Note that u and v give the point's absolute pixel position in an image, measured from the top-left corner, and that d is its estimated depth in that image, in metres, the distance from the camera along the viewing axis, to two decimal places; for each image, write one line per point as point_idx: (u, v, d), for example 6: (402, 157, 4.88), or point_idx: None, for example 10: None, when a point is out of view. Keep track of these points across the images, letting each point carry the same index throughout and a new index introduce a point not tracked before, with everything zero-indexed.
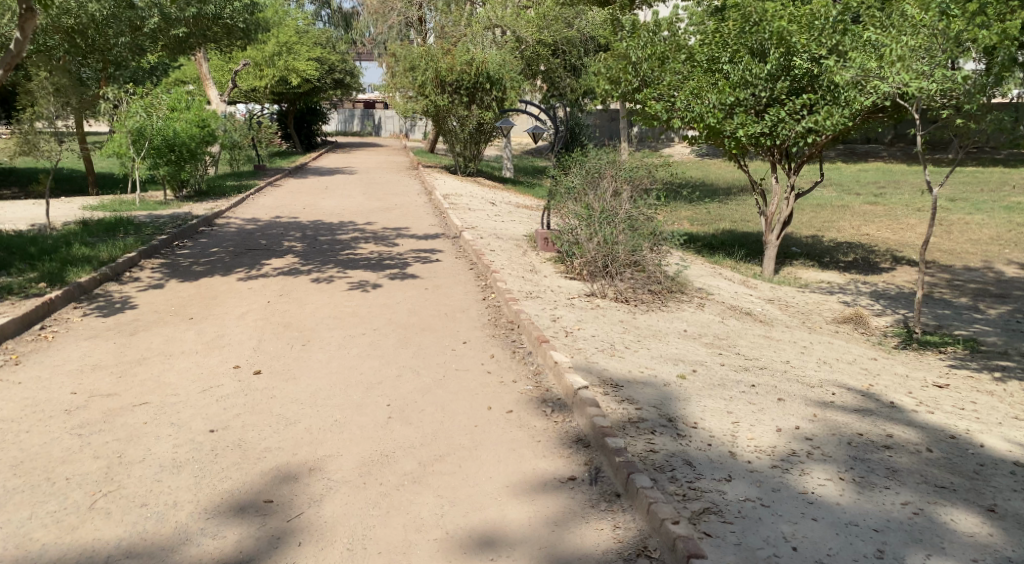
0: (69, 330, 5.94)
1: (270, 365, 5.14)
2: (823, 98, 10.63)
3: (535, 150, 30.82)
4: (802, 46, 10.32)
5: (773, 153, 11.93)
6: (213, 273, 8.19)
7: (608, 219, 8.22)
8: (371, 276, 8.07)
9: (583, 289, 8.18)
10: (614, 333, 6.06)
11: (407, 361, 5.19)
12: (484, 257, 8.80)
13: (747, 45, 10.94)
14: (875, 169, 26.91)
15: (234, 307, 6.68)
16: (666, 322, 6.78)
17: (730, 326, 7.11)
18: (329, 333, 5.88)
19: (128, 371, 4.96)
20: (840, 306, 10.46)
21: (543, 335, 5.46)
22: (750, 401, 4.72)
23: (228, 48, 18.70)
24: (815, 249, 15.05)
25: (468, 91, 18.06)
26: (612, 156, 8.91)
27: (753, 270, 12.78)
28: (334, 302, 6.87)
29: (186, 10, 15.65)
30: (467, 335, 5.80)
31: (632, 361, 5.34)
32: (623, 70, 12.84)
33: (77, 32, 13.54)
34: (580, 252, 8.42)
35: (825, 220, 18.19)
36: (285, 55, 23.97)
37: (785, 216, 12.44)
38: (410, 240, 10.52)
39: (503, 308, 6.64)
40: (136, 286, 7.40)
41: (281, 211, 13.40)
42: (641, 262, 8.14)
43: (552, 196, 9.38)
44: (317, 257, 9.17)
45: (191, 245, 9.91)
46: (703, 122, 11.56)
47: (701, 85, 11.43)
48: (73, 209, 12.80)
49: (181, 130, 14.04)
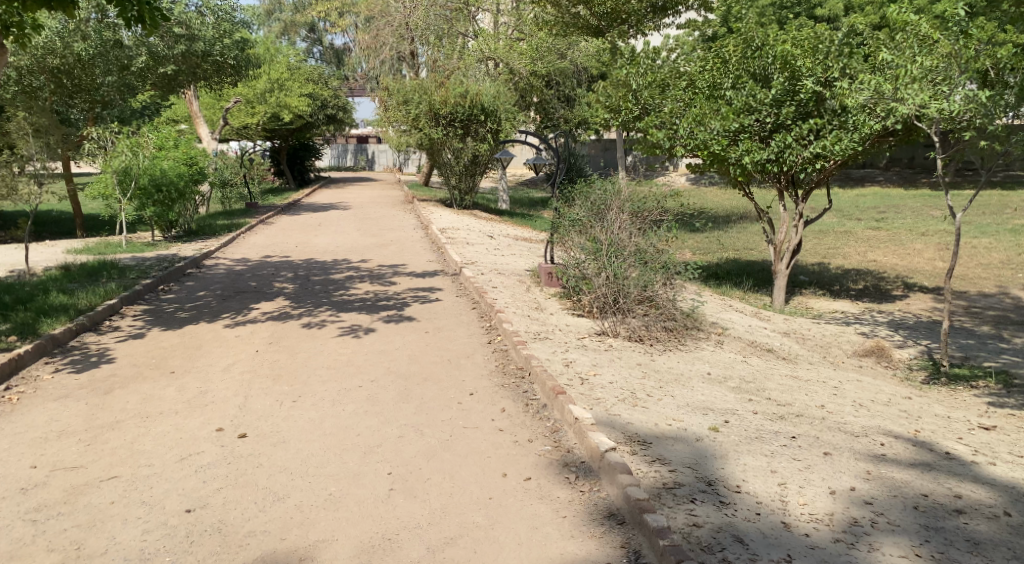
0: (37, 389, 5.42)
1: (257, 427, 4.62)
2: (829, 122, 10.31)
3: (530, 181, 30.58)
4: (807, 70, 10.05)
5: (780, 180, 11.54)
6: (199, 319, 7.70)
7: (616, 252, 7.78)
8: (366, 319, 7.58)
9: (593, 328, 7.70)
10: (633, 379, 5.56)
11: (408, 419, 4.67)
12: (486, 295, 8.34)
13: (749, 70, 10.70)
14: (872, 193, 26.72)
15: (219, 359, 6.16)
16: (686, 364, 6.28)
17: (753, 366, 6.63)
18: (322, 387, 5.35)
19: (99, 438, 4.44)
20: (858, 337, 10.01)
21: (558, 385, 4.96)
22: (793, 457, 4.22)
23: (218, 84, 17.94)
24: (823, 277, 14.67)
25: (463, 124, 17.71)
26: (616, 185, 8.50)
27: (762, 301, 12.35)
28: (328, 350, 6.36)
29: (174, 47, 15.30)
30: (474, 386, 5.28)
31: (657, 412, 4.84)
32: (623, 98, 12.48)
33: (62, 72, 13.90)
34: (589, 287, 7.97)
35: (829, 247, 17.85)
36: (276, 92, 23.78)
37: (794, 244, 12.05)
38: (407, 277, 10.07)
39: (510, 353, 6.14)
40: (115, 336, 6.92)
41: (273, 250, 12.97)
42: (653, 298, 7.64)
43: (555, 230, 8.95)
44: (309, 299, 8.69)
45: (177, 289, 9.44)
46: (706, 149, 11.06)
47: (703, 112, 10.96)
48: (56, 253, 12.34)
49: (169, 168, 13.62)
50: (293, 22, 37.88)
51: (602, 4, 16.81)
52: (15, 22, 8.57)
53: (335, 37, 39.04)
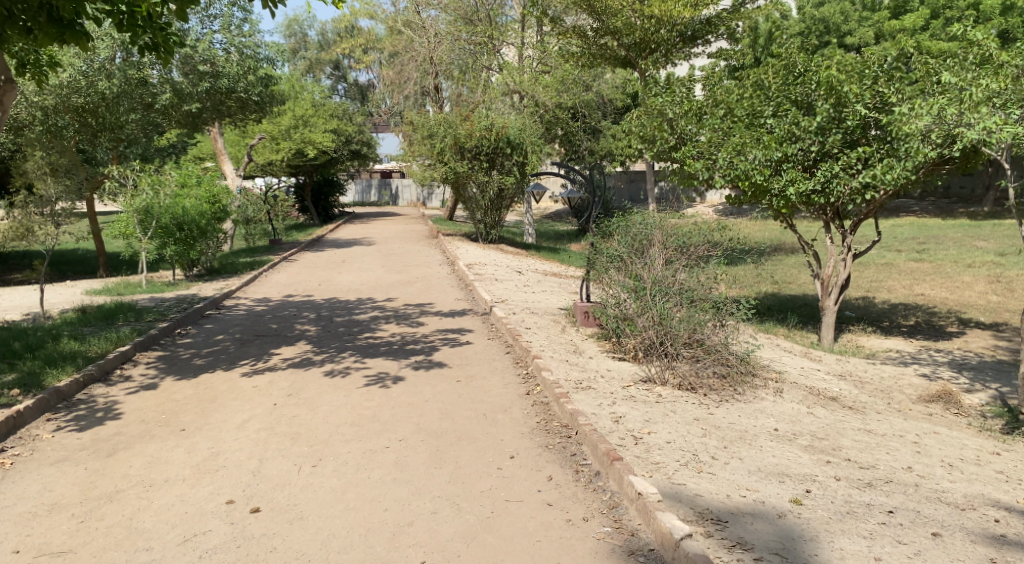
0: (34, 451, 4.94)
1: (272, 498, 4.08)
2: (878, 151, 9.70)
3: (555, 214, 30.21)
4: (854, 96, 9.47)
5: (826, 212, 10.86)
6: (216, 367, 7.20)
7: (661, 291, 7.23)
8: (392, 366, 7.02)
9: (638, 374, 7.09)
10: (693, 438, 4.95)
11: (442, 489, 4.10)
12: (520, 337, 7.78)
13: (791, 96, 10.14)
14: (908, 223, 25.91)
15: (234, 414, 5.64)
16: (749, 418, 5.63)
17: (821, 419, 5.97)
18: (346, 448, 4.80)
19: (94, 514, 3.94)
20: (920, 380, 9.26)
21: (612, 449, 4.38)
22: (899, 539, 3.58)
23: (243, 120, 17.79)
24: (870, 313, 13.94)
25: (488, 157, 17.35)
26: (658, 217, 7.95)
27: (809, 339, 11.66)
28: (352, 403, 5.81)
29: (199, 85, 15.00)
30: (514, 447, 4.71)
31: (727, 481, 4.24)
32: (658, 127, 11.71)
33: (86, 110, 13.65)
34: (631, 330, 7.41)
35: (871, 280, 17.09)
36: (302, 128, 23.64)
37: (842, 278, 11.40)
38: (435, 318, 9.56)
39: (552, 407, 5.56)
40: (126, 388, 6.45)
41: (295, 289, 12.57)
42: (704, 342, 6.97)
43: (593, 266, 8.40)
44: (332, 343, 8.16)
45: (194, 332, 9.00)
46: (748, 180, 10.43)
47: (743, 141, 10.32)
48: (75, 295, 12.07)
49: (191, 207, 13.40)
50: (318, 60, 38.33)
51: (630, 35, 16.16)
52: (32, 59, 8.37)
53: (359, 74, 39.15)
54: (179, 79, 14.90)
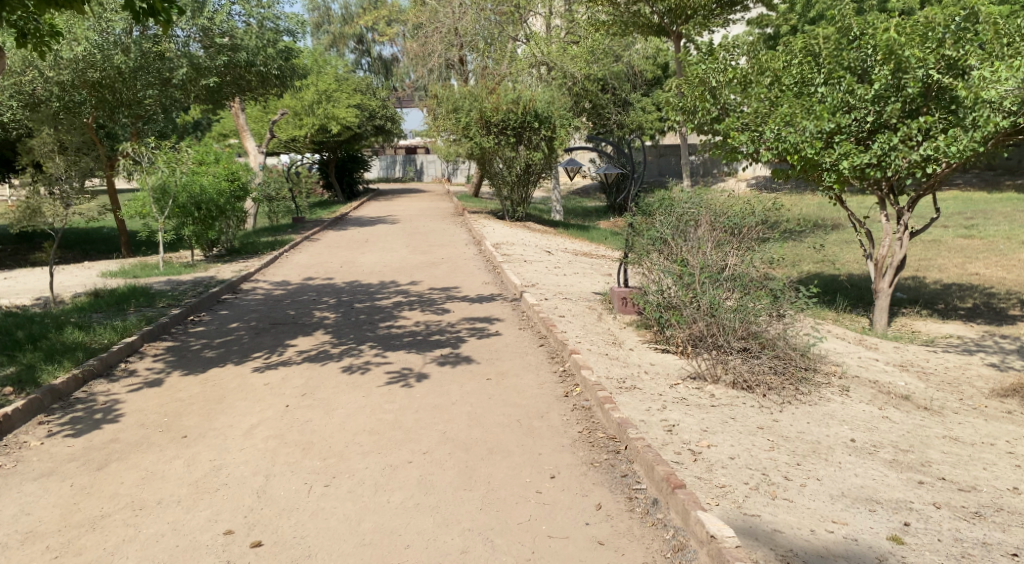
0: (18, 462, 4.45)
1: (276, 528, 3.53)
2: (942, 120, 8.69)
3: (583, 190, 29.46)
4: (916, 61, 8.46)
5: (880, 188, 9.96)
6: (227, 360, 6.65)
7: (713, 278, 6.52)
8: (416, 361, 6.40)
9: (685, 369, 6.43)
10: (761, 454, 4.30)
11: (473, 520, 3.53)
12: (554, 327, 7.15)
13: (844, 63, 9.12)
14: (951, 197, 24.73)
15: (242, 418, 5.09)
16: (820, 426, 4.96)
17: (899, 425, 5.30)
18: (363, 463, 4.23)
19: (72, 549, 3.42)
20: (990, 370, 8.47)
21: (672, 472, 3.76)
22: None
23: (264, 96, 17.09)
24: (923, 294, 13.08)
25: (515, 132, 16.59)
26: (706, 199, 7.28)
27: (860, 324, 10.89)
28: (371, 405, 5.23)
29: (217, 59, 14.15)
30: (555, 465, 4.11)
31: (810, 510, 3.61)
32: (700, 97, 10.69)
33: (104, 85, 13.31)
34: (677, 321, 6.71)
35: (921, 258, 16.15)
36: (325, 103, 23.01)
37: (899, 259, 10.53)
38: (462, 303, 8.97)
39: (595, 413, 4.92)
40: (128, 385, 5.94)
41: (316, 271, 12.06)
42: (761, 336, 6.27)
43: (632, 249, 7.73)
44: (352, 332, 7.57)
45: (208, 320, 8.51)
46: (797, 154, 9.36)
47: (793, 111, 9.21)
48: (91, 277, 11.69)
49: (209, 185, 12.74)
50: (342, 35, 37.37)
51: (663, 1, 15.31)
52: (32, 29, 7.82)
53: (383, 49, 38.27)
54: (199, 52, 14.11)
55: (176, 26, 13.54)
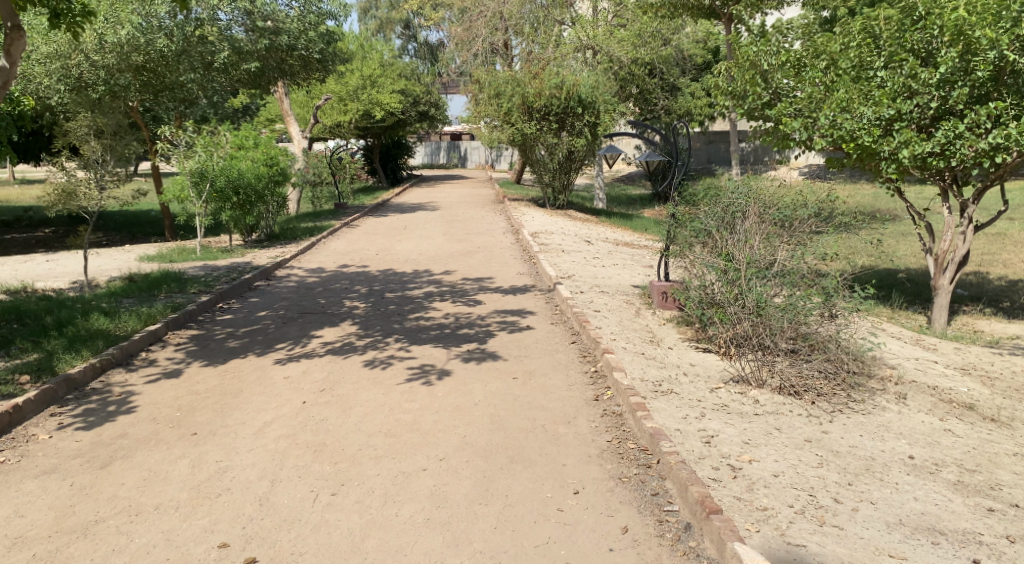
0: (23, 457, 4.30)
1: (273, 543, 3.28)
2: (1014, 107, 7.91)
3: (627, 178, 28.85)
4: (987, 42, 7.71)
5: (943, 178, 9.30)
6: (248, 351, 6.46)
7: (759, 274, 6.07)
8: (440, 356, 6.12)
9: (727, 370, 6.01)
10: (809, 471, 3.90)
11: (485, 541, 3.23)
12: (588, 323, 6.78)
13: (906, 45, 8.44)
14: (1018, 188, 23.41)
15: (255, 414, 4.87)
16: (875, 440, 4.52)
17: (964, 440, 4.82)
18: (374, 469, 3.96)
19: (59, 558, 3.23)
20: None
21: (707, 495, 3.39)
22: None
23: (307, 81, 16.89)
24: (988, 291, 12.29)
25: (558, 117, 16.13)
26: (754, 189, 6.81)
27: (917, 322, 10.24)
28: (390, 404, 4.96)
29: (259, 43, 13.96)
30: (579, 479, 3.78)
31: (865, 540, 3.21)
32: (750, 81, 10.14)
33: (148, 69, 13.43)
34: (719, 319, 6.27)
35: (984, 253, 15.24)
36: (370, 89, 22.76)
37: (962, 254, 9.83)
38: (494, 295, 8.66)
39: (627, 420, 4.57)
40: (146, 375, 5.79)
41: (351, 258, 11.88)
42: (811, 337, 5.81)
43: (674, 241, 7.30)
44: (379, 324, 7.33)
45: (237, 307, 8.37)
46: (853, 143, 8.71)
47: (850, 96, 8.58)
48: (129, 261, 11.73)
49: (246, 169, 12.65)
50: (389, 19, 37.34)
51: None
52: (65, 9, 7.65)
53: (429, 34, 38.01)
54: (241, 35, 13.91)
55: (218, 9, 13.35)
